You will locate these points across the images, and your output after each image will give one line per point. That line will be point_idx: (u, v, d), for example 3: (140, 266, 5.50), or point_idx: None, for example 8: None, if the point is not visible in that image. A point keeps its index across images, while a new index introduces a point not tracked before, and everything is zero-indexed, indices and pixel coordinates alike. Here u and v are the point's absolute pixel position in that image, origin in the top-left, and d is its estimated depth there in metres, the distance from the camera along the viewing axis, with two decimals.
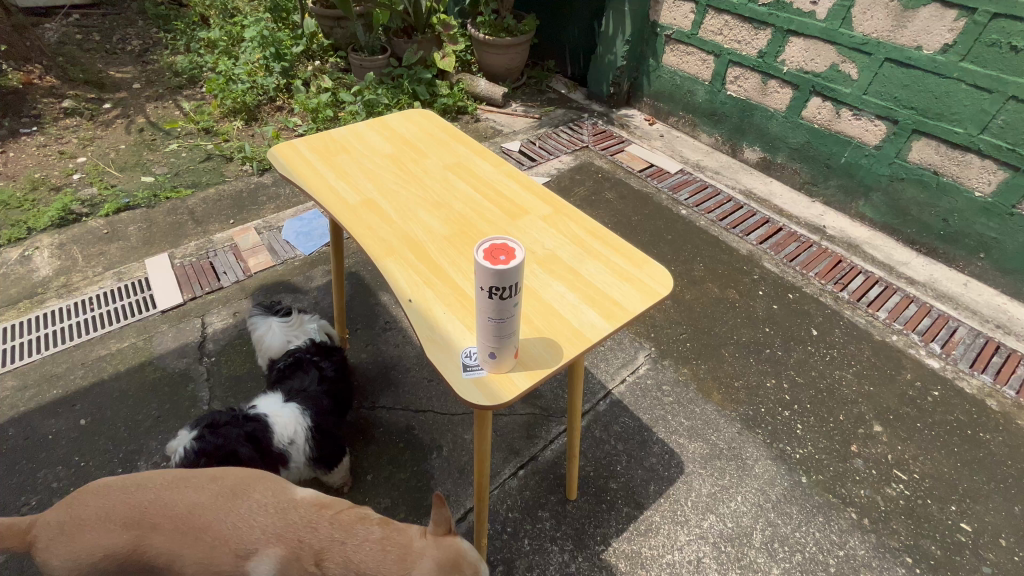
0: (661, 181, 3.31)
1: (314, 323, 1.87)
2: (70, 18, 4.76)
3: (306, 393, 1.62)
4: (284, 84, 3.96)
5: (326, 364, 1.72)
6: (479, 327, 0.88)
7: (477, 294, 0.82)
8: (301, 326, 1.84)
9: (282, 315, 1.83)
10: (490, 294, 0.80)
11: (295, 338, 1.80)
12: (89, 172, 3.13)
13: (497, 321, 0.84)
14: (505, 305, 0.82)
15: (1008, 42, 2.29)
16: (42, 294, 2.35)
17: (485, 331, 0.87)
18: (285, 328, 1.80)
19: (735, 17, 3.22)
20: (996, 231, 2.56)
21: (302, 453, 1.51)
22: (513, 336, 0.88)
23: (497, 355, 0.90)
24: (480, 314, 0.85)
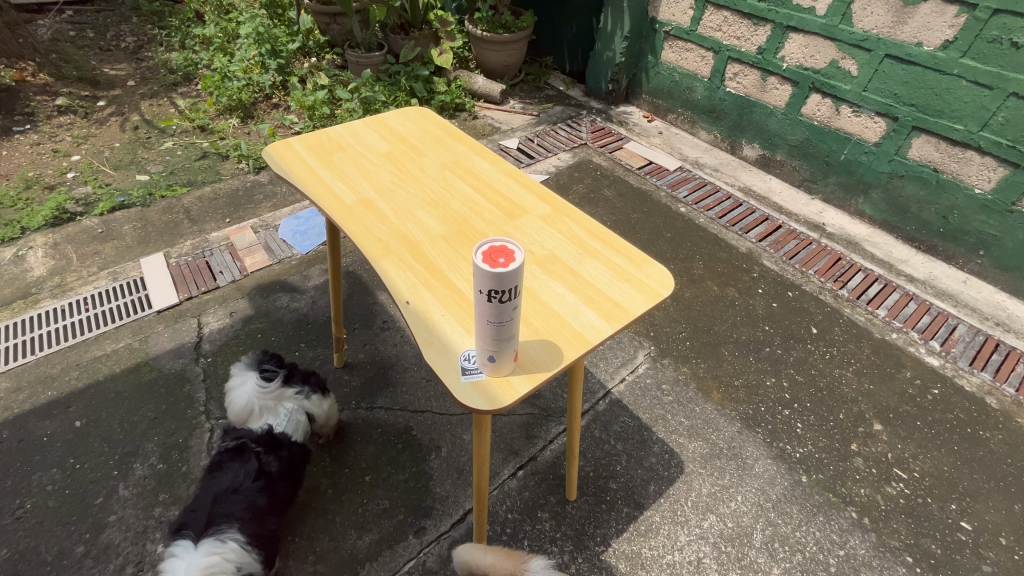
0: (660, 178, 3.30)
1: (292, 408, 1.55)
2: (64, 15, 4.72)
3: (239, 494, 1.34)
4: (280, 81, 3.93)
5: (270, 457, 1.43)
6: (478, 332, 0.87)
7: (476, 298, 0.81)
8: (277, 404, 1.54)
9: (265, 381, 1.55)
10: (490, 298, 0.78)
11: (261, 416, 1.53)
12: (83, 170, 3.10)
13: (498, 325, 0.82)
14: (506, 309, 0.80)
15: (1010, 38, 2.28)
16: (37, 294, 2.33)
17: (484, 335, 0.85)
18: (257, 401, 1.52)
19: (734, 14, 3.20)
20: (996, 229, 2.55)
21: (250, 560, 1.24)
22: (513, 340, 0.86)
23: (497, 360, 0.89)
24: (479, 318, 0.83)
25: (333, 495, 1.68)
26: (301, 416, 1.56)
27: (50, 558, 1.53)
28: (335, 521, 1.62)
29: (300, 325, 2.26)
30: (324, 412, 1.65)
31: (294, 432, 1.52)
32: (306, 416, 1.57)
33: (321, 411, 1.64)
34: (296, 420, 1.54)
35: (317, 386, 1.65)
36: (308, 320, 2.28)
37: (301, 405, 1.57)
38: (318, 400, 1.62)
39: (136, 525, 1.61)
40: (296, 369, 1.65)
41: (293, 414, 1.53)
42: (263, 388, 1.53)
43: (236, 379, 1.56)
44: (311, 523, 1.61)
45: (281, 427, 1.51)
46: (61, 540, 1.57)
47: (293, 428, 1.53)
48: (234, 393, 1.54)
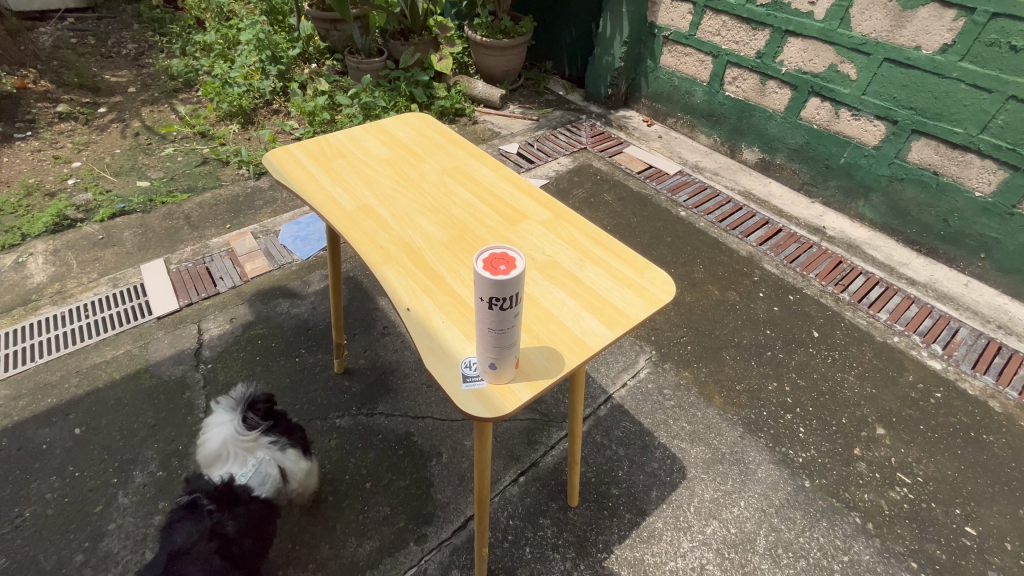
0: (660, 182, 3.30)
1: (264, 458, 1.39)
2: (65, 22, 4.73)
3: (191, 556, 1.17)
4: (280, 87, 3.95)
5: (226, 515, 1.26)
6: (478, 338, 0.87)
7: (476, 303, 0.81)
8: (249, 453, 1.39)
9: (243, 425, 1.41)
10: (491, 305, 0.78)
11: (229, 462, 1.38)
12: (84, 177, 3.10)
13: (498, 331, 0.82)
14: (507, 316, 0.80)
15: (1008, 42, 2.28)
16: (36, 300, 2.32)
17: (484, 341, 0.84)
18: (229, 443, 1.38)
19: (732, 18, 3.21)
20: (997, 231, 2.55)
21: None
22: (514, 347, 0.86)
23: (497, 367, 0.88)
24: (479, 324, 0.83)
25: (334, 503, 1.67)
26: (271, 469, 1.39)
27: (49, 567, 1.52)
28: (335, 528, 1.61)
29: (300, 330, 2.26)
30: (299, 472, 1.47)
31: (256, 486, 1.35)
32: (277, 471, 1.40)
33: (296, 470, 1.47)
34: (265, 473, 1.37)
35: (297, 441, 1.50)
36: (308, 326, 2.28)
37: (273, 459, 1.41)
38: (295, 456, 1.46)
39: (136, 533, 1.60)
40: (281, 417, 1.51)
41: (262, 466, 1.37)
42: (239, 432, 1.39)
43: (215, 415, 1.44)
44: (311, 531, 1.60)
45: (246, 478, 1.34)
46: (59, 549, 1.56)
47: (259, 482, 1.36)
48: (206, 431, 1.41)
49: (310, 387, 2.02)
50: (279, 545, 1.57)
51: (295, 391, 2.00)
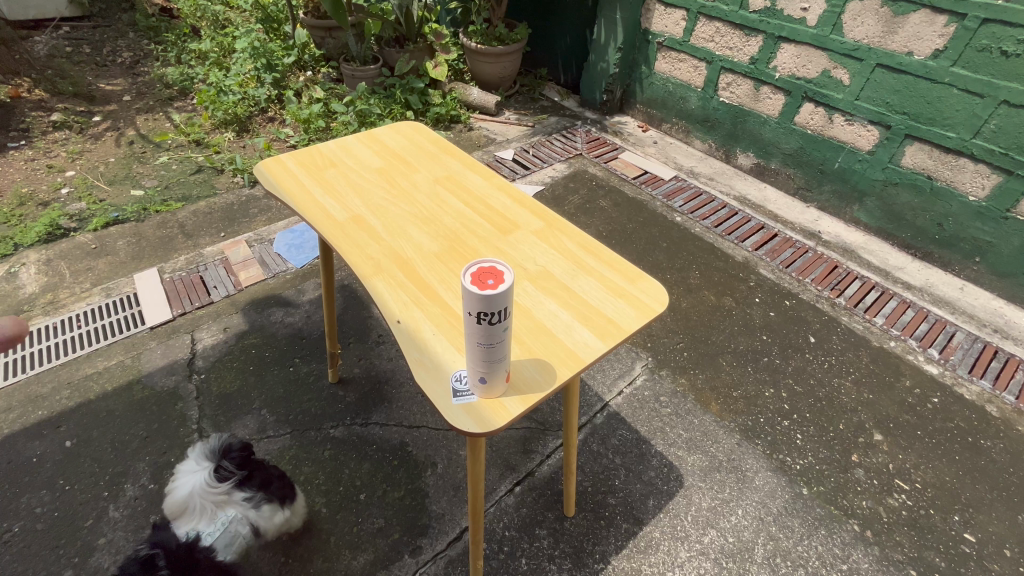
0: (655, 188, 3.30)
1: (234, 518, 1.30)
2: (60, 31, 4.74)
3: None
4: (275, 94, 3.94)
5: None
6: (468, 352, 0.85)
7: (464, 316, 0.80)
8: (219, 508, 1.31)
9: (214, 479, 1.32)
10: (481, 319, 0.77)
11: (196, 517, 1.29)
12: (77, 186, 3.09)
13: (487, 345, 0.81)
14: (498, 330, 0.79)
15: (1000, 47, 2.29)
16: (28, 311, 2.30)
17: (474, 354, 0.83)
18: (197, 498, 1.30)
19: (726, 24, 3.22)
20: (992, 235, 2.56)
21: None
22: (504, 360, 0.85)
23: (488, 379, 0.87)
24: (469, 338, 0.82)
25: (328, 514, 1.65)
26: (241, 529, 1.31)
27: None
28: (329, 540, 1.59)
29: (294, 339, 2.24)
30: (273, 526, 1.40)
31: (223, 547, 1.28)
32: (247, 530, 1.33)
33: (269, 525, 1.39)
34: (233, 534, 1.30)
35: (275, 494, 1.40)
36: (303, 335, 2.27)
37: (245, 516, 1.33)
38: (270, 513, 1.37)
39: (126, 547, 1.58)
40: (259, 467, 1.41)
41: (230, 526, 1.29)
42: (209, 487, 1.31)
43: (188, 464, 1.36)
44: (305, 543, 1.59)
45: (212, 538, 1.26)
46: (48, 565, 1.54)
47: (226, 542, 1.29)
48: (176, 483, 1.32)
49: (304, 398, 2.00)
50: (273, 558, 1.55)
51: (289, 401, 1.99)
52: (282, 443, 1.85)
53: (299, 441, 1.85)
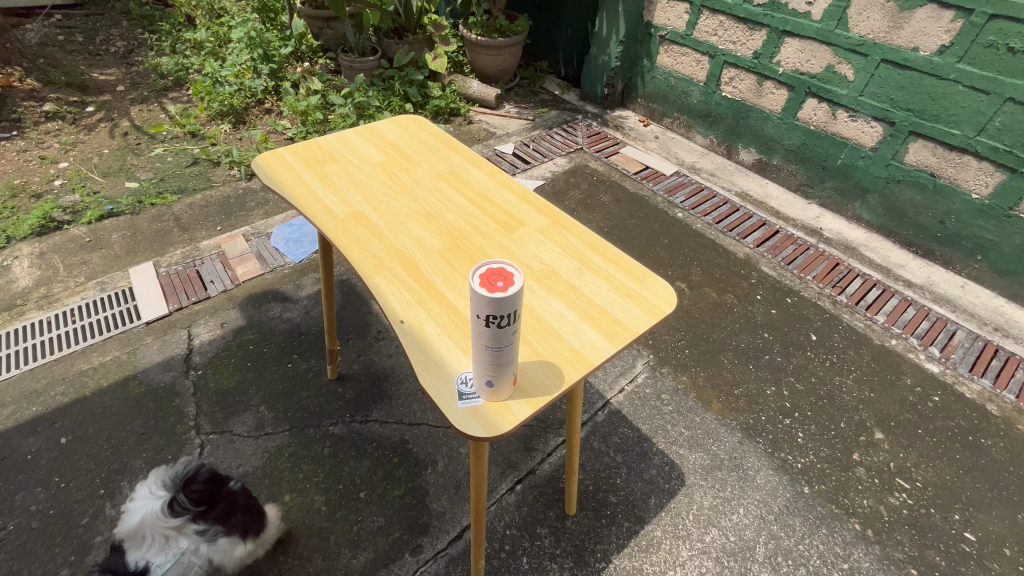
0: (656, 183, 3.28)
1: (187, 550, 1.24)
2: (53, 19, 4.65)
3: None
4: (272, 86, 3.89)
5: None
6: (475, 355, 0.84)
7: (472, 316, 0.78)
8: (171, 541, 1.24)
9: (168, 509, 1.26)
10: (489, 322, 0.75)
11: (145, 546, 1.22)
12: (71, 178, 3.04)
13: (495, 348, 0.79)
14: (507, 332, 0.77)
15: (1006, 44, 2.26)
16: (22, 305, 2.27)
17: (481, 357, 0.81)
18: (148, 527, 1.23)
19: (729, 18, 3.19)
20: (994, 233, 2.55)
21: None
22: (512, 364, 0.83)
23: (495, 382, 0.85)
24: (476, 340, 0.80)
25: (328, 513, 1.64)
26: (195, 561, 1.26)
27: None
28: (328, 540, 1.58)
29: (292, 335, 2.22)
30: (229, 559, 1.36)
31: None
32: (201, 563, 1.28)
33: (224, 557, 1.35)
34: (185, 565, 1.23)
35: (234, 527, 1.36)
36: (301, 331, 2.24)
37: (199, 548, 1.28)
38: (225, 546, 1.33)
39: None
40: (221, 498, 1.36)
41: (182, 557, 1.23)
42: (162, 518, 1.24)
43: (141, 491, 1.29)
44: (305, 542, 1.58)
45: (162, 568, 1.19)
46: (43, 564, 1.52)
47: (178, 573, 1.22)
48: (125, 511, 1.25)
49: (302, 395, 1.98)
50: (271, 557, 1.53)
51: (287, 398, 1.96)
52: (280, 440, 1.83)
53: (298, 438, 1.84)
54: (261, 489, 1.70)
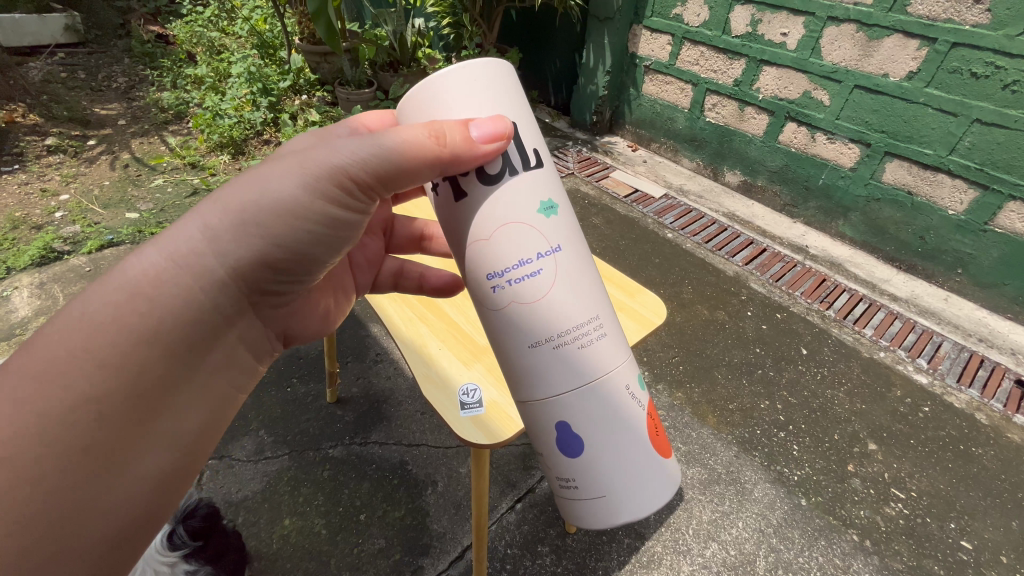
0: (646, 206, 3.38)
1: None
2: (56, 57, 4.73)
3: None
4: (271, 118, 4.01)
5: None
6: (609, 449, 0.96)
7: (564, 396, 0.93)
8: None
9: (167, 541, 1.32)
10: (505, 170, 0.89)
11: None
12: (72, 210, 3.09)
13: (555, 249, 0.91)
14: (551, 205, 0.92)
15: (970, 69, 2.40)
16: (21, 334, 2.30)
17: (617, 424, 0.96)
18: (147, 560, 1.28)
19: (709, 49, 3.34)
20: (971, 247, 2.65)
21: None
22: (603, 306, 0.96)
23: (621, 431, 0.97)
24: (549, 299, 0.90)
25: (328, 536, 1.64)
26: None
27: None
28: (329, 563, 1.57)
29: (290, 359, 2.23)
30: None
31: None
32: None
33: None
34: None
35: (226, 568, 1.39)
36: (300, 354, 2.26)
37: None
38: None
39: None
40: (217, 536, 1.41)
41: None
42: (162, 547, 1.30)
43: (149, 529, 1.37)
44: (304, 566, 1.57)
45: None
46: None
47: None
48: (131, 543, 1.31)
49: (302, 418, 1.99)
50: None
51: (287, 423, 1.97)
52: (281, 464, 1.83)
53: (297, 462, 1.84)
54: (261, 514, 1.69)
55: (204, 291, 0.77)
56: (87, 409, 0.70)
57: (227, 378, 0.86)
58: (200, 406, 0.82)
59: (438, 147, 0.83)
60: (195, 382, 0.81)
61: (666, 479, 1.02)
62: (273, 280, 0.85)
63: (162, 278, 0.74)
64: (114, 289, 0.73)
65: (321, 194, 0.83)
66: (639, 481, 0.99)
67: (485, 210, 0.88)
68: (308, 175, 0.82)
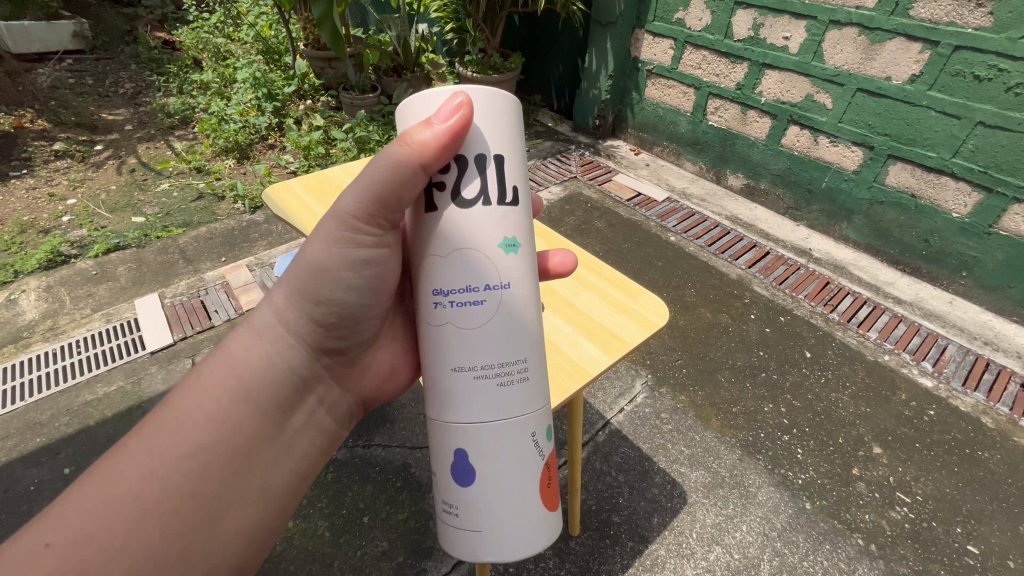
0: (649, 209, 3.38)
1: None
2: (64, 63, 4.79)
3: None
4: (276, 122, 4.04)
5: None
6: (495, 491, 0.89)
7: (469, 428, 0.88)
8: None
9: None
10: (480, 197, 0.86)
11: None
12: (79, 214, 3.12)
13: (502, 285, 0.88)
14: (514, 242, 0.89)
15: (973, 72, 2.40)
16: (28, 337, 2.32)
17: (524, 478, 0.91)
18: None
19: (712, 53, 3.35)
20: (976, 250, 2.64)
21: None
22: (535, 351, 0.91)
23: (523, 481, 0.91)
24: (473, 329, 0.87)
25: (331, 539, 1.64)
26: None
27: None
28: (332, 565, 1.58)
29: None
30: None
31: None
32: None
33: None
34: None
35: None
36: None
37: None
38: None
39: None
40: None
41: None
42: None
43: None
44: (307, 568, 1.57)
45: None
46: None
47: None
48: None
49: None
50: None
51: None
52: None
53: None
54: None
55: (279, 348, 0.97)
56: (200, 454, 0.86)
57: (306, 434, 1.00)
58: (285, 458, 0.96)
59: (408, 150, 0.84)
60: (280, 434, 0.96)
61: (546, 543, 0.93)
62: (330, 341, 1.02)
63: (256, 347, 0.95)
64: (223, 361, 0.93)
65: (340, 238, 0.94)
66: (515, 536, 0.90)
67: (437, 232, 0.87)
68: (330, 232, 0.94)
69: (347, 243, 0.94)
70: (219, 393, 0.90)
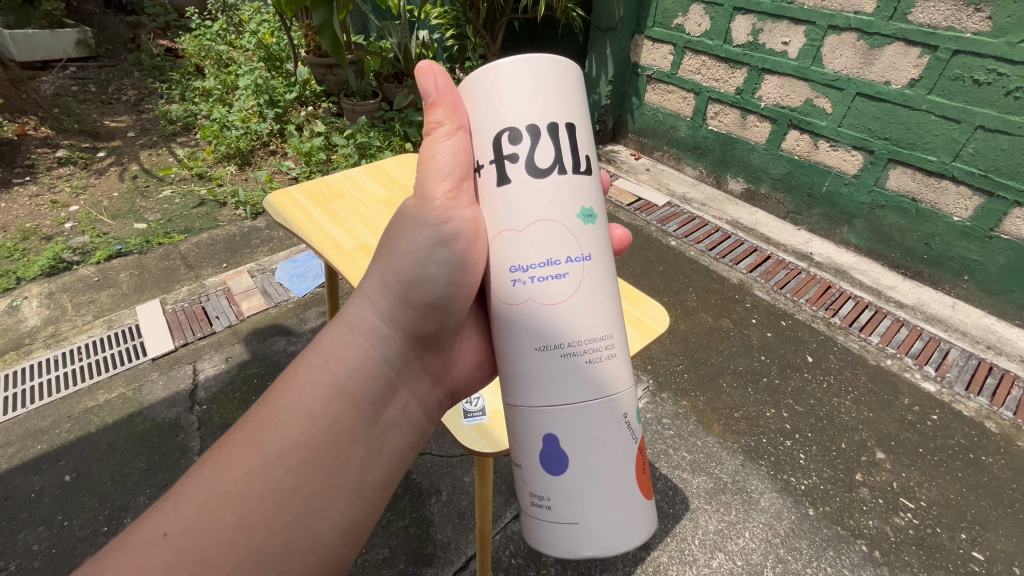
0: (650, 214, 3.38)
1: None
2: (67, 71, 4.82)
3: None
4: (277, 129, 4.06)
5: None
6: (589, 476, 0.89)
7: (562, 411, 0.88)
8: None
9: None
10: (554, 166, 0.86)
11: None
12: (81, 220, 3.13)
13: (585, 258, 0.89)
14: (591, 214, 0.90)
15: (972, 76, 2.40)
16: (30, 344, 2.32)
17: (616, 456, 0.90)
18: None
19: (711, 58, 3.37)
20: (978, 254, 2.64)
21: None
22: (618, 331, 0.91)
23: (617, 458, 0.91)
24: (558, 304, 0.87)
25: None
26: None
27: None
28: None
29: None
30: None
31: None
32: None
33: None
34: None
35: None
36: None
37: None
38: None
39: None
40: None
41: None
42: None
43: None
44: None
45: None
46: None
47: None
48: None
49: None
50: None
51: None
52: None
53: None
54: None
55: (373, 341, 0.94)
56: (301, 450, 0.83)
57: (398, 430, 0.96)
58: (377, 457, 0.92)
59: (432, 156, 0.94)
60: (373, 430, 0.92)
61: (640, 531, 0.92)
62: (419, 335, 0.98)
63: (349, 343, 0.92)
64: (320, 356, 0.91)
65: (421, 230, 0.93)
66: (611, 525, 0.89)
67: (516, 211, 0.86)
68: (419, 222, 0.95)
69: (432, 227, 0.93)
70: (319, 390, 0.87)
